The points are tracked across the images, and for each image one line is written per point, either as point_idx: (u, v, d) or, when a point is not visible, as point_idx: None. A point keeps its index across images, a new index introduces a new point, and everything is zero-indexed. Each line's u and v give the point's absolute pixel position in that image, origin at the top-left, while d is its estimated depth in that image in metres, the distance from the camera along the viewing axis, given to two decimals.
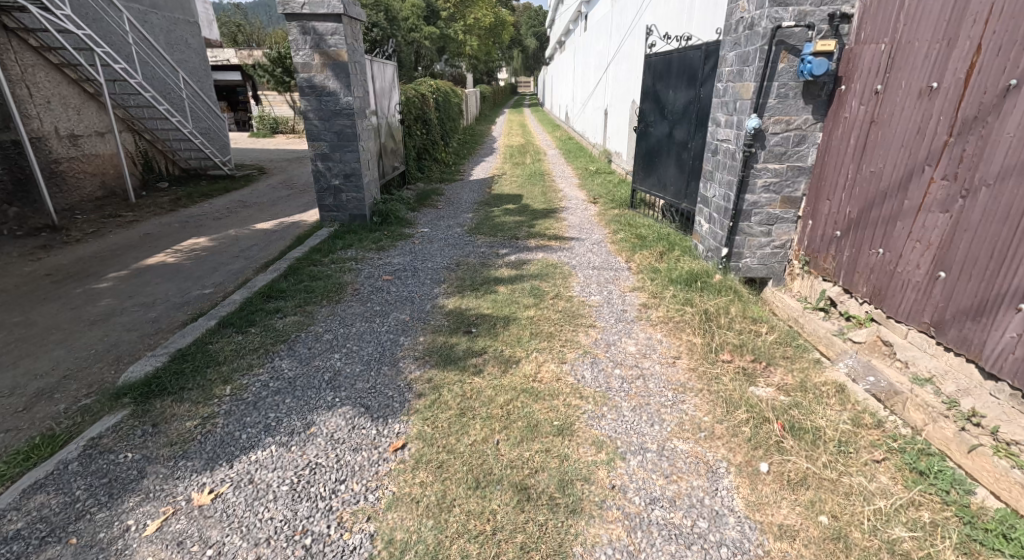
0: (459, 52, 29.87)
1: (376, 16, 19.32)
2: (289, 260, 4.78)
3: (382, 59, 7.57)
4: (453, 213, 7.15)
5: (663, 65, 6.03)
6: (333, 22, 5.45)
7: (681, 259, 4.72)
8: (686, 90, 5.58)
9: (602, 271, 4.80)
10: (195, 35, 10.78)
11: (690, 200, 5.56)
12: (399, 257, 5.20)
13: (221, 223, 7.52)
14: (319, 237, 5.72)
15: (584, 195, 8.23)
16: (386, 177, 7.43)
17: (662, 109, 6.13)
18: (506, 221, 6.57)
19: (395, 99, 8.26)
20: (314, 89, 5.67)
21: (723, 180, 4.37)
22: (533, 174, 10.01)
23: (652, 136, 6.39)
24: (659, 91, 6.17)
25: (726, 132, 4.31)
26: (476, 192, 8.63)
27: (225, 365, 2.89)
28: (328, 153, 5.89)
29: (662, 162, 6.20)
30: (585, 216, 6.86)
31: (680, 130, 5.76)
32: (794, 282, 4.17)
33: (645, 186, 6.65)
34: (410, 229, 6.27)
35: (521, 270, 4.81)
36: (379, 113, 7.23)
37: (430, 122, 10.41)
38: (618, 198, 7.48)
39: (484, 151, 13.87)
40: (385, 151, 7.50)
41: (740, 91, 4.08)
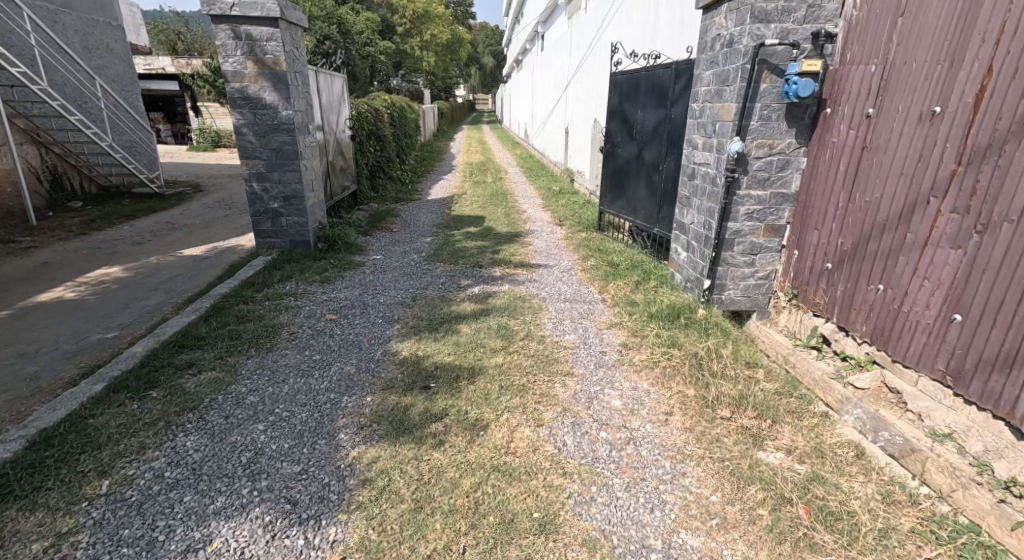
0: (417, 68, 29.48)
1: (329, 28, 18.69)
2: (213, 299, 4.14)
3: (330, 71, 7.02)
4: (410, 237, 6.63)
5: (630, 83, 5.77)
6: (269, 26, 4.90)
7: (659, 291, 4.39)
8: (656, 110, 5.31)
9: (575, 305, 4.41)
10: (120, 41, 9.94)
11: (662, 224, 5.26)
12: (346, 291, 4.67)
13: (139, 250, 6.88)
14: (256, 267, 5.09)
15: (549, 216, 7.87)
16: (335, 198, 6.84)
17: (630, 130, 5.85)
18: (467, 247, 6.11)
19: (345, 114, 7.70)
20: (248, 101, 5.08)
21: (703, 206, 4.05)
22: (494, 194, 9.62)
23: (620, 157, 6.10)
24: (626, 110, 5.90)
25: (704, 155, 4.01)
26: (435, 212, 8.14)
27: (106, 449, 2.41)
28: (264, 172, 5.29)
29: (631, 184, 5.90)
30: (552, 240, 6.48)
31: (649, 152, 5.49)
32: (780, 316, 3.84)
33: (614, 208, 6.33)
34: (362, 256, 5.71)
35: (486, 304, 4.36)
36: (327, 129, 6.67)
37: (385, 138, 9.87)
38: (585, 220, 7.15)
39: (443, 169, 13.43)
40: (334, 169, 6.92)
41: (720, 112, 3.76)
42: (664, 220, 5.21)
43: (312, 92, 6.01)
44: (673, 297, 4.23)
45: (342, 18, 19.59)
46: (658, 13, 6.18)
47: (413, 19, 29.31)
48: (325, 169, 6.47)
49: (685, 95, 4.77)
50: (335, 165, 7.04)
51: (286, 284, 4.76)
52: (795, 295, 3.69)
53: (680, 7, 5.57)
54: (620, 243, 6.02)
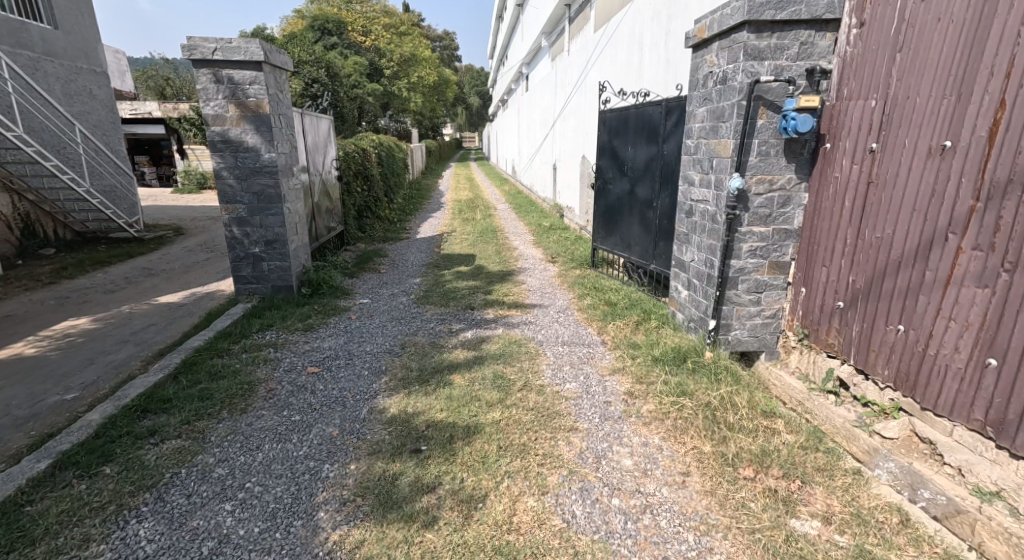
0: (404, 108, 29.87)
1: (317, 71, 18.88)
2: (177, 360, 3.87)
3: (316, 113, 6.90)
4: (398, 278, 6.40)
5: (620, 120, 5.70)
6: (252, 70, 4.69)
7: (661, 332, 4.19)
8: (647, 147, 5.23)
9: (575, 349, 4.17)
10: (102, 86, 9.82)
11: (659, 261, 5.09)
12: (330, 340, 4.41)
13: (113, 298, 6.56)
14: (235, 315, 4.81)
15: (540, 253, 7.71)
16: (320, 240, 6.63)
17: (621, 166, 5.75)
18: (458, 287, 5.89)
19: (331, 154, 7.56)
20: (229, 144, 4.84)
21: (704, 243, 3.89)
22: (484, 231, 9.47)
23: (612, 193, 5.98)
24: (617, 147, 5.82)
25: (701, 192, 3.88)
26: (424, 252, 7.94)
27: (43, 543, 2.20)
28: (245, 217, 5.02)
29: (624, 220, 5.76)
30: (545, 278, 6.28)
31: (642, 188, 5.38)
32: (790, 356, 3.60)
33: (608, 245, 6.18)
34: (348, 299, 5.45)
35: (480, 350, 4.11)
36: (312, 171, 6.48)
37: (373, 178, 9.74)
38: (578, 257, 6.98)
39: (431, 206, 13.32)
40: (319, 210, 6.73)
41: (717, 148, 3.64)
42: (661, 256, 5.05)
43: (296, 134, 5.82)
44: (677, 338, 4.02)
45: (330, 61, 19.84)
46: (645, 51, 6.18)
47: (401, 62, 29.87)
48: (310, 211, 6.26)
49: (677, 132, 4.68)
50: (321, 206, 6.84)
51: (266, 334, 4.49)
52: (805, 334, 3.46)
53: (665, 46, 5.60)
54: (616, 280, 5.84)
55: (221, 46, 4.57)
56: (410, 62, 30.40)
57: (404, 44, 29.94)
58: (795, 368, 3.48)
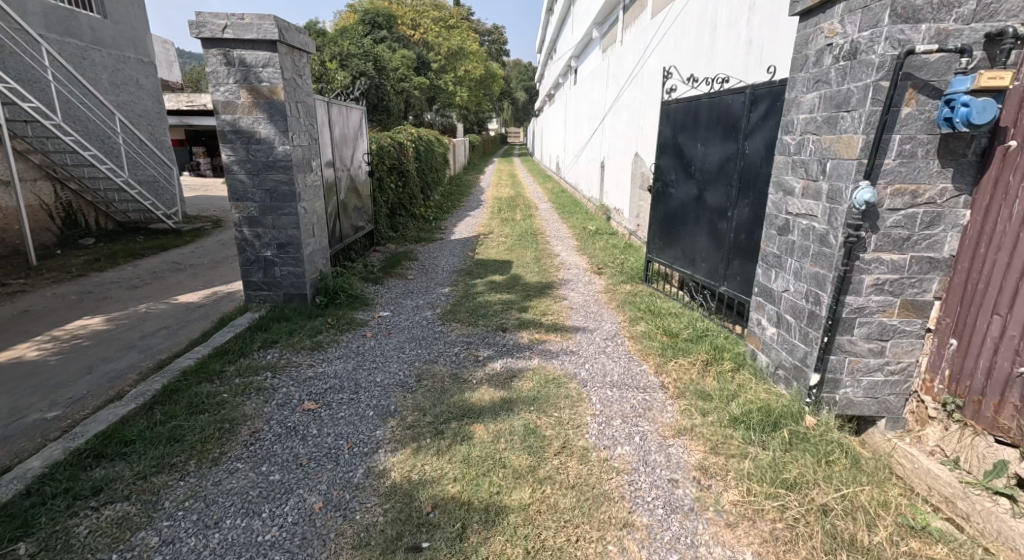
0: (450, 102, 29.38)
1: (365, 64, 18.45)
2: (157, 384, 3.08)
3: (346, 101, 6.31)
4: (425, 286, 5.74)
5: (687, 111, 4.84)
6: (266, 51, 4.03)
7: (739, 381, 3.35)
8: (721, 144, 4.37)
9: (630, 395, 3.34)
10: (150, 76, 9.56)
11: (734, 283, 4.22)
12: (336, 363, 3.59)
13: (135, 294, 6.12)
14: (241, 327, 4.16)
15: (584, 261, 6.91)
16: (344, 241, 6.05)
17: (687, 166, 4.88)
18: (489, 301, 5.16)
19: (362, 147, 6.97)
20: (240, 135, 4.20)
21: (806, 271, 3.04)
22: (525, 233, 8.73)
23: (674, 198, 5.11)
24: (682, 143, 4.95)
25: (803, 204, 3.06)
26: (457, 256, 7.26)
27: None
28: (257, 217, 4.38)
29: (688, 230, 4.89)
30: (592, 294, 5.45)
31: (712, 194, 4.49)
32: (926, 431, 2.84)
33: (666, 258, 5.32)
34: (365, 311, 4.80)
35: (510, 390, 3.34)
36: (338, 166, 5.89)
37: (409, 174, 9.15)
38: (628, 269, 6.14)
39: (470, 204, 12.66)
40: (344, 208, 6.14)
41: (835, 147, 2.79)
42: (736, 278, 4.18)
43: (319, 125, 5.21)
44: (764, 393, 3.15)
45: (377, 54, 19.41)
46: (719, 32, 5.28)
47: (448, 55, 29.35)
48: (333, 210, 5.66)
49: (765, 127, 3.83)
50: (347, 204, 6.25)
51: (266, 353, 3.75)
52: (957, 404, 2.67)
53: (746, 25, 4.75)
54: (673, 301, 5.00)
55: (232, 22, 3.93)
56: (457, 55, 29.86)
57: (451, 37, 29.40)
58: (935, 449, 2.73)
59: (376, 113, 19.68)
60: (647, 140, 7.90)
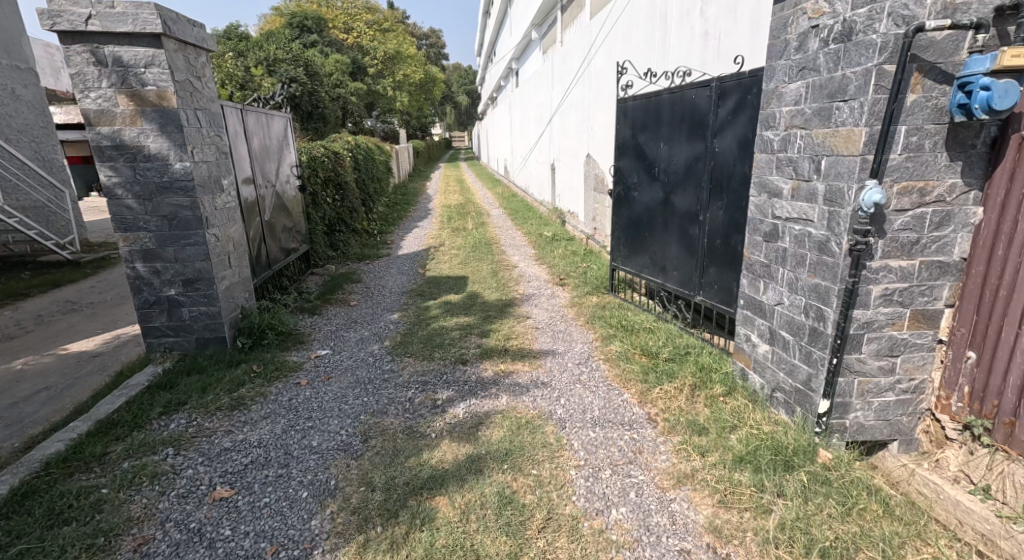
0: (390, 108, 28.52)
1: (296, 70, 17.41)
2: (3, 488, 2.37)
3: (268, 110, 5.63)
4: (369, 314, 5.12)
5: (647, 108, 4.48)
6: (148, 46, 3.41)
7: (735, 409, 2.93)
8: (687, 143, 4.02)
9: (615, 436, 2.88)
10: (28, 85, 8.31)
11: (711, 293, 3.88)
12: (262, 430, 3.04)
13: (16, 344, 5.23)
14: (139, 385, 3.47)
15: (545, 271, 6.47)
16: (273, 268, 5.35)
17: (649, 167, 4.52)
18: (445, 327, 4.61)
19: (290, 159, 6.29)
20: (123, 151, 3.55)
21: (805, 282, 2.59)
22: (478, 244, 8.22)
23: (637, 202, 4.74)
24: (642, 142, 4.60)
25: (795, 206, 2.64)
26: (406, 274, 6.66)
27: None
28: (154, 250, 3.73)
29: (654, 235, 4.54)
30: (558, 310, 5.00)
31: (680, 196, 4.14)
32: (943, 454, 2.44)
33: (633, 266, 4.94)
34: (298, 351, 4.19)
35: (477, 441, 2.84)
36: (260, 183, 5.21)
37: (348, 186, 8.45)
38: (592, 278, 5.74)
39: (418, 214, 12.05)
40: (271, 230, 5.44)
41: (832, 142, 2.38)
42: (713, 288, 3.85)
43: (231, 137, 4.55)
44: (766, 424, 2.74)
45: (309, 60, 18.40)
46: (671, 24, 4.97)
47: (384, 60, 28.43)
48: (256, 234, 4.97)
49: (736, 123, 3.48)
50: (274, 226, 5.56)
51: (169, 425, 3.05)
52: (984, 427, 2.28)
53: (699, 15, 4.45)
54: (645, 312, 4.62)
55: (99, 11, 3.29)
56: (394, 60, 28.98)
57: (388, 42, 28.54)
58: (959, 475, 2.32)
59: (311, 121, 18.66)
60: (599, 141, 7.57)
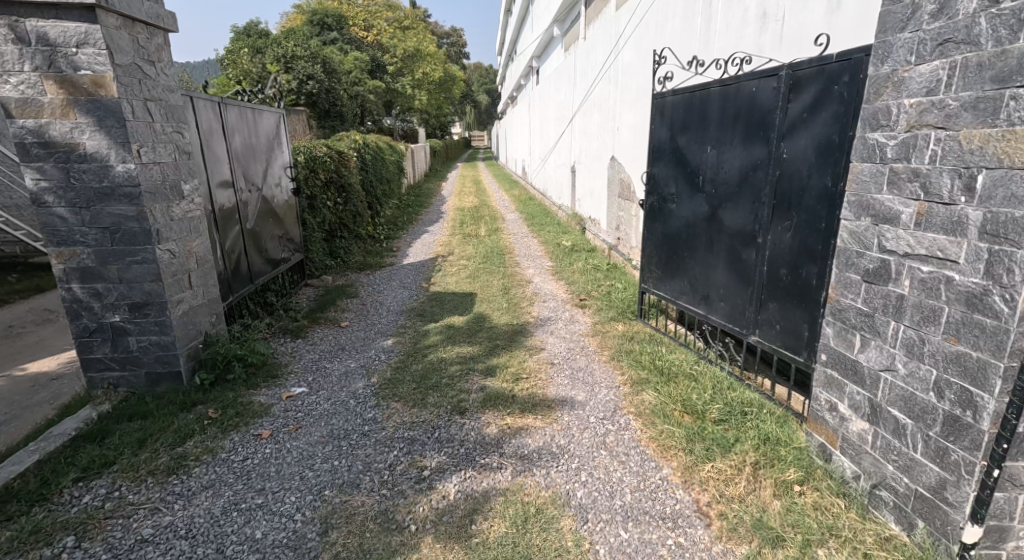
0: (409, 107, 28.02)
1: (313, 67, 16.96)
2: None
3: (254, 104, 5.00)
4: (359, 339, 4.44)
5: (689, 103, 3.70)
6: (81, 21, 2.77)
7: (818, 503, 2.19)
8: (741, 147, 3.24)
9: (654, 541, 2.16)
10: None
11: (771, 333, 3.10)
12: (201, 507, 2.39)
13: None
14: (63, 435, 2.77)
15: (562, 289, 5.74)
16: (254, 282, 4.72)
17: (691, 174, 3.75)
18: (443, 360, 3.89)
19: (281, 160, 5.66)
20: (53, 150, 2.91)
21: (944, 351, 1.81)
22: (490, 253, 7.51)
23: (674, 215, 3.97)
24: (682, 144, 3.83)
25: (921, 237, 1.88)
26: (408, 288, 5.99)
27: None
28: (94, 269, 3.09)
29: (693, 255, 3.78)
30: (577, 341, 4.27)
31: (730, 212, 3.37)
32: None
33: (667, 291, 4.17)
34: (266, 389, 3.48)
35: (473, 543, 2.15)
36: (239, 187, 4.59)
37: (351, 189, 7.81)
38: (617, 300, 5.00)
39: (430, 217, 11.41)
40: (253, 240, 4.81)
41: (995, 152, 1.64)
42: (774, 328, 3.09)
43: (202, 134, 3.92)
44: (874, 543, 1.98)
45: (326, 57, 17.90)
46: (719, 3, 4.17)
47: (404, 58, 27.93)
48: (230, 246, 4.32)
49: (812, 121, 2.71)
50: (258, 234, 4.92)
51: (82, 497, 2.42)
52: None
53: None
54: (681, 347, 3.85)
55: None
56: (414, 58, 28.44)
57: (408, 39, 28.08)
58: None
59: (328, 119, 18.15)
60: (627, 144, 6.80)
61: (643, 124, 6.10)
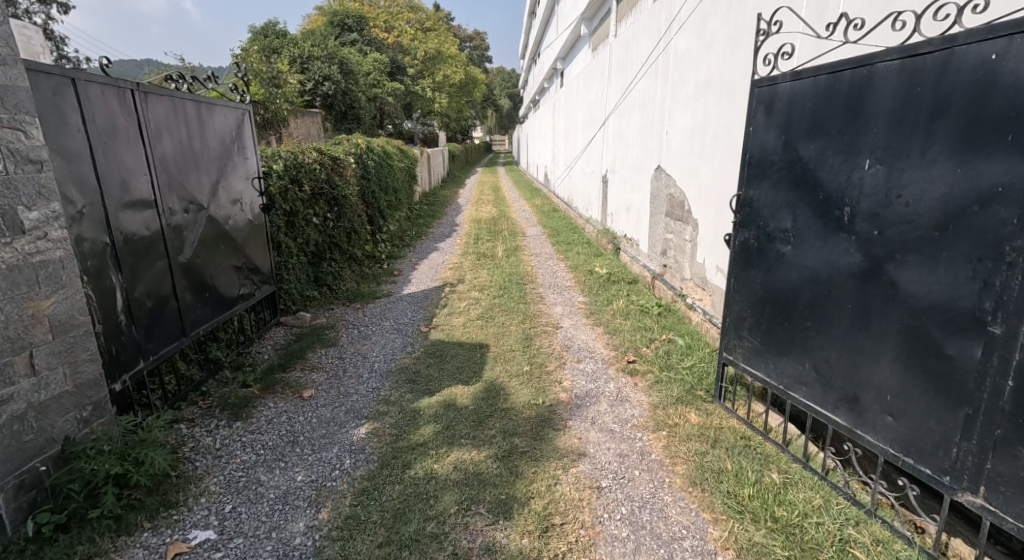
0: (429, 111, 27.02)
1: (330, 68, 15.91)
2: None
3: (198, 97, 3.68)
4: (321, 428, 3.14)
5: (824, 92, 2.38)
6: None
7: None
8: (945, 162, 1.94)
9: None
10: None
11: (1021, 507, 1.78)
12: None
13: None
14: None
15: (600, 340, 4.43)
16: (187, 336, 3.45)
17: (820, 200, 2.45)
18: (432, 478, 2.65)
19: (245, 169, 4.33)
20: None
21: None
22: (510, 282, 6.25)
23: (788, 264, 2.66)
24: (806, 156, 2.50)
25: None
26: (402, 332, 4.71)
27: None
28: None
29: (824, 328, 2.46)
30: (631, 442, 2.95)
31: (913, 271, 2.05)
32: None
33: (763, 373, 2.89)
34: (147, 535, 2.35)
35: None
36: (168, 209, 3.31)
37: (346, 203, 6.56)
38: (679, 370, 3.70)
39: (442, 230, 10.18)
40: (191, 278, 3.55)
41: None
42: None
43: (78, 139, 2.65)
44: None
45: (343, 57, 16.86)
46: None
47: (424, 60, 26.98)
48: (130, 289, 2.97)
49: None
50: (199, 268, 3.66)
51: None
52: None
53: None
54: (805, 471, 2.51)
55: None
56: (435, 60, 27.41)
57: (429, 40, 27.14)
58: None
59: (345, 122, 17.09)
60: (678, 151, 5.53)
61: (708, 127, 4.76)
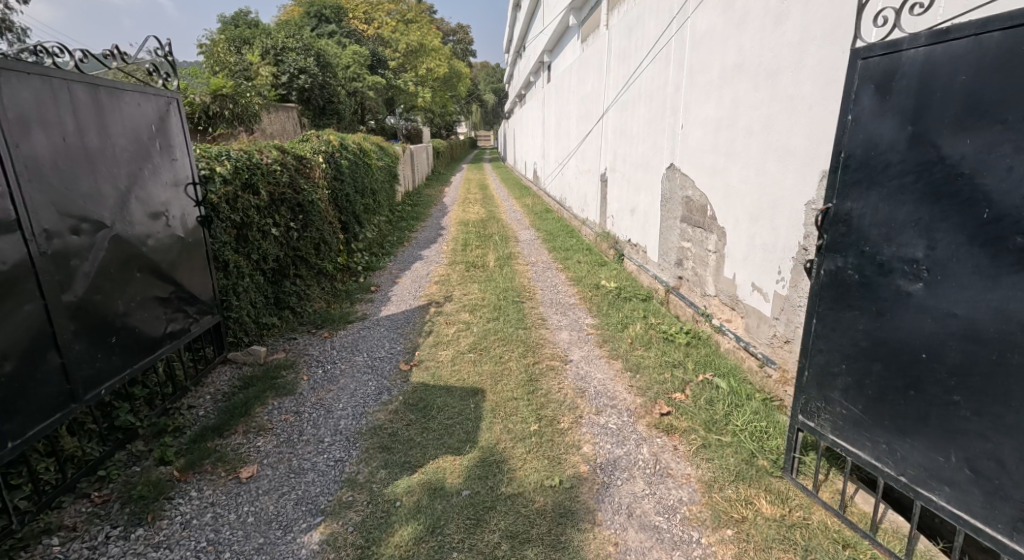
0: (412, 106, 26.01)
1: (306, 60, 14.86)
2: None
3: (93, 77, 2.75)
4: (258, 535, 2.28)
5: (997, 60, 1.64)
6: None
7: None
8: None
9: None
10: None
11: None
12: None
13: None
14: None
15: (619, 379, 3.63)
16: (79, 402, 2.51)
17: (983, 221, 1.70)
18: None
19: (173, 173, 3.39)
20: None
21: None
22: (506, 299, 5.42)
23: (915, 308, 1.90)
24: (956, 154, 1.75)
25: None
26: (381, 370, 3.87)
27: None
28: None
29: (989, 409, 1.72)
30: (687, 551, 2.17)
31: None
32: None
33: (863, 456, 2.12)
34: None
35: None
36: (43, 227, 2.38)
37: (314, 209, 5.64)
38: (728, 428, 2.92)
39: (427, 235, 9.29)
40: (88, 318, 2.60)
41: None
42: None
43: None
44: None
45: (319, 49, 15.82)
46: None
47: (406, 54, 25.92)
48: None
49: None
50: (102, 304, 2.70)
51: None
52: None
53: None
54: None
55: None
56: (417, 53, 26.34)
57: (411, 33, 26.09)
58: None
59: (322, 118, 16.06)
60: (697, 146, 4.75)
61: (739, 117, 3.97)
